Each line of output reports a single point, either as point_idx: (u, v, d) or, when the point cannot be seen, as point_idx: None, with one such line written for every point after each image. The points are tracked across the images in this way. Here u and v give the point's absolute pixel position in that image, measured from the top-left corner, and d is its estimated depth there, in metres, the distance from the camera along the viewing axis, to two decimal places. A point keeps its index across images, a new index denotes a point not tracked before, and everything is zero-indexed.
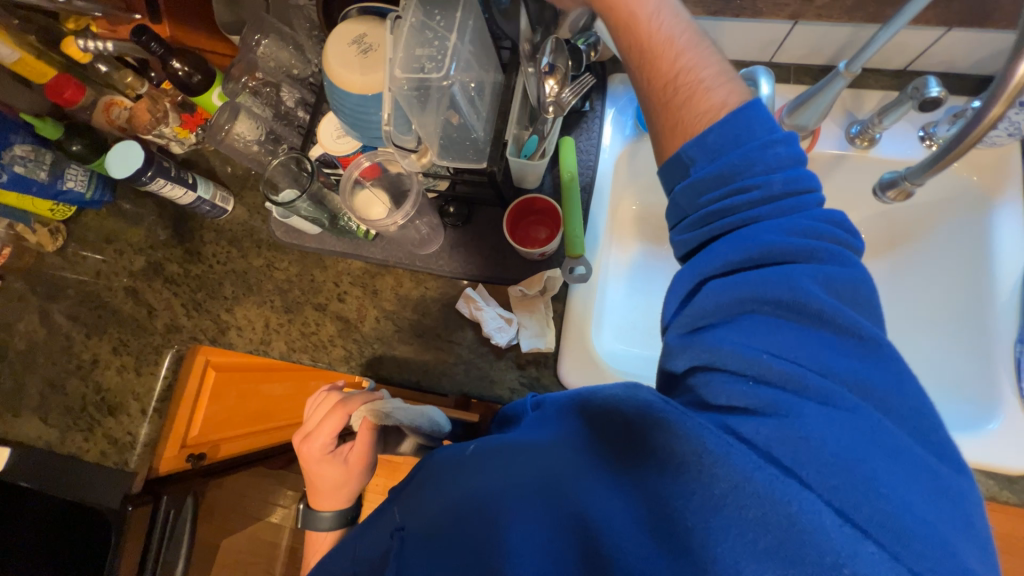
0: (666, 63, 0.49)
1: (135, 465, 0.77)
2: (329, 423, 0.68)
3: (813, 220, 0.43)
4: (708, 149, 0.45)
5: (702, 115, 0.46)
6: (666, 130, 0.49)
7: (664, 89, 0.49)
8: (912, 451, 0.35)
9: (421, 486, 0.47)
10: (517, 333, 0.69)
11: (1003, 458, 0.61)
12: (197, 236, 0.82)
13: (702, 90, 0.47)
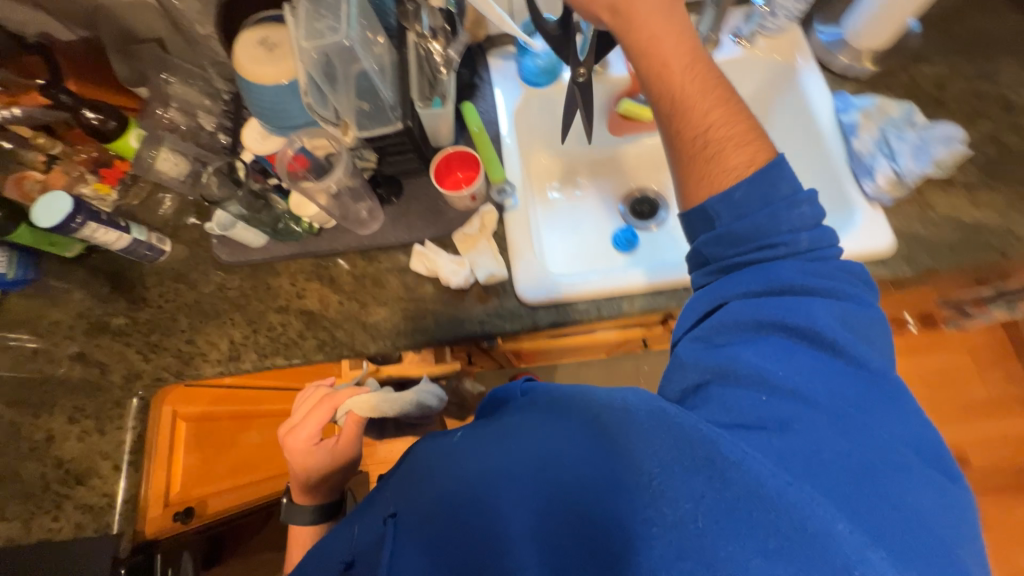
0: (696, 118, 0.56)
1: (120, 526, 0.72)
2: (311, 422, 0.71)
3: (791, 256, 0.52)
4: (734, 206, 0.53)
5: (730, 170, 0.54)
6: (691, 178, 0.56)
7: (691, 140, 0.56)
8: (916, 468, 0.41)
9: (414, 473, 0.48)
10: (472, 270, 0.75)
11: (866, 242, 0.72)
12: (138, 284, 0.83)
13: (729, 146, 0.55)
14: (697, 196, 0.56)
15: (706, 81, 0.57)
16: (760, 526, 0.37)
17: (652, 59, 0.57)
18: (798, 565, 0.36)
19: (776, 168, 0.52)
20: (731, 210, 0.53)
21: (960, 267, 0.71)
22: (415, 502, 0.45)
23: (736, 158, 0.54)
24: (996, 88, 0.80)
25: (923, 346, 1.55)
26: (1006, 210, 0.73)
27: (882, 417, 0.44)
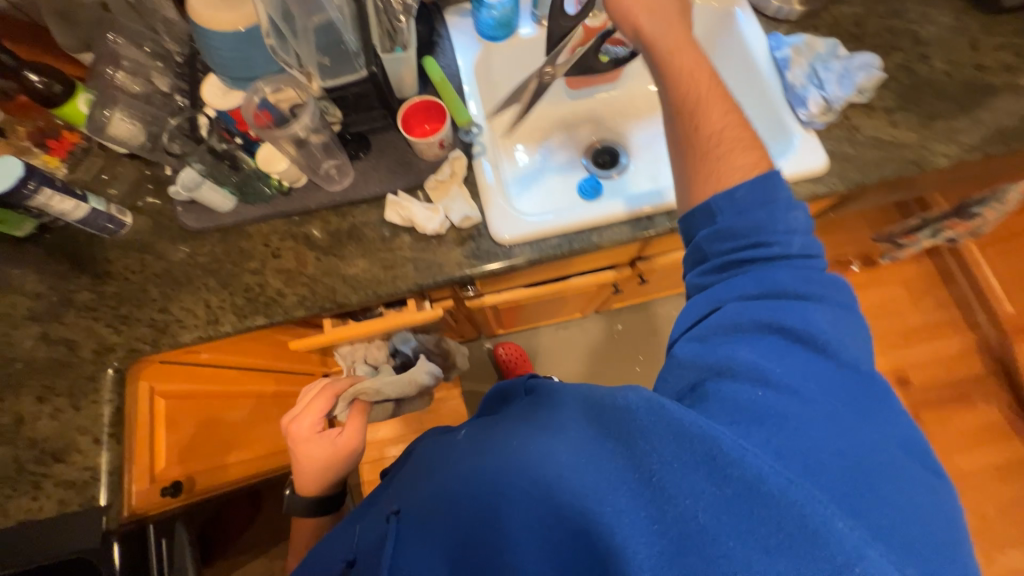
0: (713, 118, 0.60)
1: (107, 498, 0.70)
2: (317, 406, 0.73)
3: (785, 253, 0.52)
4: (736, 202, 0.54)
5: (735, 169, 0.56)
6: (696, 174, 0.59)
7: (698, 138, 0.59)
8: (906, 468, 0.42)
9: (415, 476, 0.50)
10: (446, 216, 0.78)
11: (804, 161, 0.79)
12: (101, 259, 0.81)
13: (736, 148, 0.58)
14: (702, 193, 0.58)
15: (715, 86, 0.62)
16: (761, 523, 0.36)
17: (665, 64, 0.62)
18: (800, 563, 0.35)
19: (776, 175, 0.55)
20: (728, 207, 0.55)
21: (884, 180, 0.80)
22: (416, 503, 0.47)
23: (740, 159, 0.57)
24: (906, 24, 0.89)
25: (865, 283, 1.71)
26: (920, 128, 0.82)
27: (880, 419, 0.44)
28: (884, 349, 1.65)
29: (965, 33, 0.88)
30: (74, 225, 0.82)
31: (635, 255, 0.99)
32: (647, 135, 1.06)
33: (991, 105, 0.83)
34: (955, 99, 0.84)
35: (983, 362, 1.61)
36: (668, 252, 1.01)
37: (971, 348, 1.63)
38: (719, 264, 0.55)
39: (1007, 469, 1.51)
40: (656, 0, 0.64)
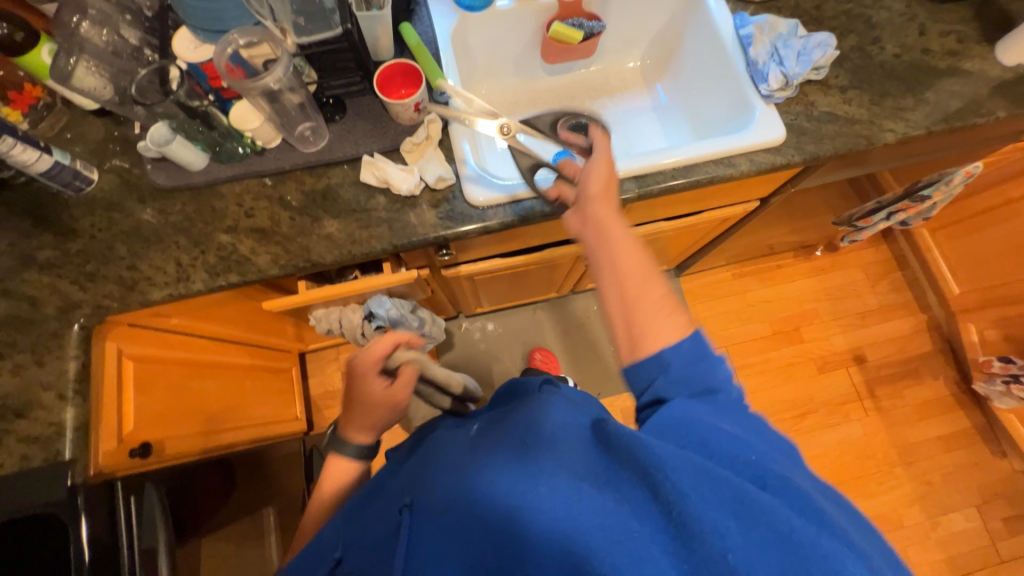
0: (638, 286, 0.58)
1: (72, 452, 0.70)
2: (361, 368, 0.72)
3: (729, 381, 0.54)
4: (682, 354, 0.53)
5: (664, 338, 0.55)
6: (630, 335, 0.57)
7: (635, 299, 0.57)
8: (880, 541, 0.44)
9: (429, 475, 0.56)
10: (421, 177, 0.79)
11: (764, 133, 0.84)
12: (65, 216, 0.79)
13: (660, 318, 0.56)
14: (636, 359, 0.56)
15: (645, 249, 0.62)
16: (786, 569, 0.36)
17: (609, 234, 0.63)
18: None
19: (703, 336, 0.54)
20: (675, 362, 0.53)
21: (838, 153, 0.85)
22: (428, 510, 0.51)
23: (672, 324, 0.55)
24: (862, 9, 0.95)
25: (827, 267, 1.81)
26: (871, 105, 0.87)
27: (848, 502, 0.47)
28: (845, 329, 1.74)
29: (913, 19, 0.94)
30: (37, 182, 0.80)
31: None
32: (619, 112, 1.10)
33: (935, 85, 0.89)
34: (903, 79, 0.89)
35: (932, 340, 1.73)
36: (638, 225, 1.05)
37: (922, 327, 1.74)
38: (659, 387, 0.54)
39: (952, 439, 1.63)
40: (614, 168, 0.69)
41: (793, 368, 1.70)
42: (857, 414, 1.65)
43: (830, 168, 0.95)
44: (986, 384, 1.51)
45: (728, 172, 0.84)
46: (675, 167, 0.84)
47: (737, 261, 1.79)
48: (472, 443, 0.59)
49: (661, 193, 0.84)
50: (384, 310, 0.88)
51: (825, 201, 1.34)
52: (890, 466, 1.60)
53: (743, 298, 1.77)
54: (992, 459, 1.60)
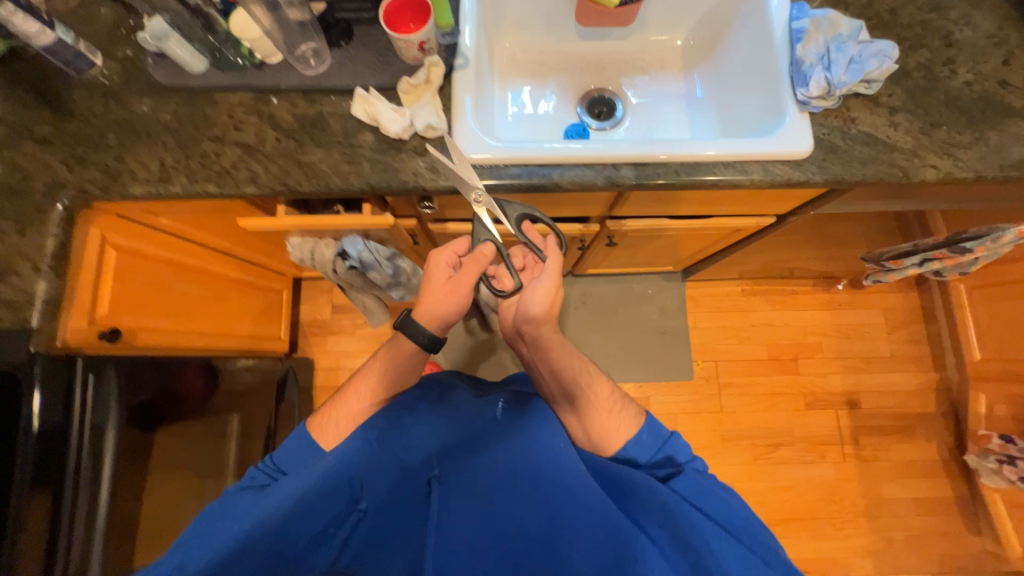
0: (589, 389, 0.75)
1: (37, 323, 0.74)
2: (440, 255, 0.75)
3: (690, 456, 0.71)
4: (648, 442, 0.70)
5: (617, 429, 0.71)
6: (588, 441, 0.74)
7: (595, 405, 0.73)
8: None
9: (470, 461, 0.74)
10: (411, 121, 0.76)
11: (789, 142, 0.76)
12: (66, 96, 0.80)
13: (609, 416, 0.72)
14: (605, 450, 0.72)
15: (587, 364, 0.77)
16: None
17: (551, 363, 0.76)
18: None
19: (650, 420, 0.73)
20: (638, 453, 0.70)
21: (866, 180, 0.76)
22: (468, 487, 0.71)
23: (622, 424, 0.72)
24: (942, 22, 0.84)
25: (846, 303, 1.71)
26: (919, 134, 0.78)
27: None
28: (845, 369, 1.66)
29: (1002, 44, 0.82)
30: (43, 58, 0.81)
31: (605, 212, 0.99)
32: (648, 93, 1.02)
33: (1003, 124, 0.78)
34: (967, 111, 0.79)
35: (936, 402, 1.63)
36: (638, 216, 1.01)
37: (929, 386, 1.65)
38: (661, 457, 0.70)
39: (927, 504, 1.56)
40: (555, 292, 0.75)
41: (778, 397, 1.64)
42: (834, 456, 1.60)
43: (857, 197, 0.87)
44: (977, 458, 1.42)
45: (737, 178, 0.77)
46: (680, 162, 0.78)
47: (750, 277, 1.70)
48: (501, 439, 0.75)
49: (659, 187, 0.78)
50: (356, 251, 0.88)
51: (855, 233, 1.24)
52: (853, 515, 1.55)
53: (746, 316, 1.70)
54: (963, 533, 1.54)
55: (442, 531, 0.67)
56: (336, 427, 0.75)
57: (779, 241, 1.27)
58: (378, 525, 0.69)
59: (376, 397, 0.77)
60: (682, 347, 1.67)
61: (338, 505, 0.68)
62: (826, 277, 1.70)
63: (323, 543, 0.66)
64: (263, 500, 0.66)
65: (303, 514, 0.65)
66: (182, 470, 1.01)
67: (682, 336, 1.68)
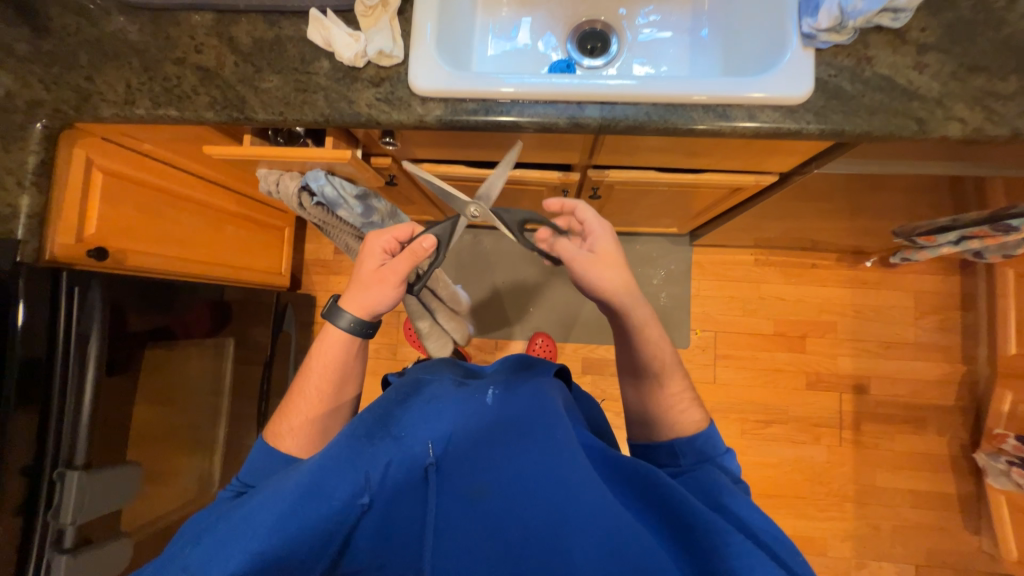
0: (665, 379, 0.75)
1: (24, 235, 0.80)
2: (378, 241, 0.77)
3: (736, 474, 0.69)
4: (695, 451, 0.69)
5: (690, 421, 0.73)
6: (650, 426, 0.75)
7: (671, 392, 0.75)
8: None
9: (473, 453, 0.62)
10: (366, 48, 0.72)
11: (785, 86, 0.67)
12: (41, 12, 0.81)
13: (683, 407, 0.74)
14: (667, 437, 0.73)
15: (668, 351, 0.76)
16: None
17: (632, 344, 0.75)
18: None
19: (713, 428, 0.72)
20: (685, 452, 0.69)
21: (874, 133, 0.66)
22: (462, 477, 0.61)
23: (688, 420, 0.73)
24: None
25: (873, 282, 1.56)
26: (951, 79, 0.66)
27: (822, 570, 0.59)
28: (856, 352, 1.55)
29: None
30: None
31: (585, 160, 0.93)
32: (648, 27, 0.91)
33: None
34: (1018, 53, 0.66)
35: (956, 395, 1.51)
36: (623, 166, 0.93)
37: (952, 379, 1.52)
38: (701, 457, 0.69)
39: (924, 498, 1.49)
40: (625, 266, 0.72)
41: (778, 374, 1.56)
42: (829, 440, 1.53)
43: (872, 154, 0.76)
44: (988, 457, 1.33)
45: (717, 124, 0.69)
46: (654, 103, 0.70)
47: (765, 246, 1.58)
48: (504, 428, 0.64)
49: (627, 130, 0.71)
50: (319, 186, 0.87)
51: (882, 204, 1.11)
52: (840, 500, 1.51)
53: (755, 288, 1.59)
54: (959, 532, 1.47)
55: (447, 532, 0.57)
56: (293, 433, 0.75)
57: (792, 207, 1.15)
58: (383, 522, 0.60)
59: (324, 390, 0.76)
60: (680, 314, 1.60)
61: (335, 503, 0.57)
62: (853, 252, 1.55)
63: (321, 548, 0.57)
64: (254, 505, 0.57)
65: (298, 519, 0.55)
66: (178, 395, 1.11)
67: (682, 304, 1.61)
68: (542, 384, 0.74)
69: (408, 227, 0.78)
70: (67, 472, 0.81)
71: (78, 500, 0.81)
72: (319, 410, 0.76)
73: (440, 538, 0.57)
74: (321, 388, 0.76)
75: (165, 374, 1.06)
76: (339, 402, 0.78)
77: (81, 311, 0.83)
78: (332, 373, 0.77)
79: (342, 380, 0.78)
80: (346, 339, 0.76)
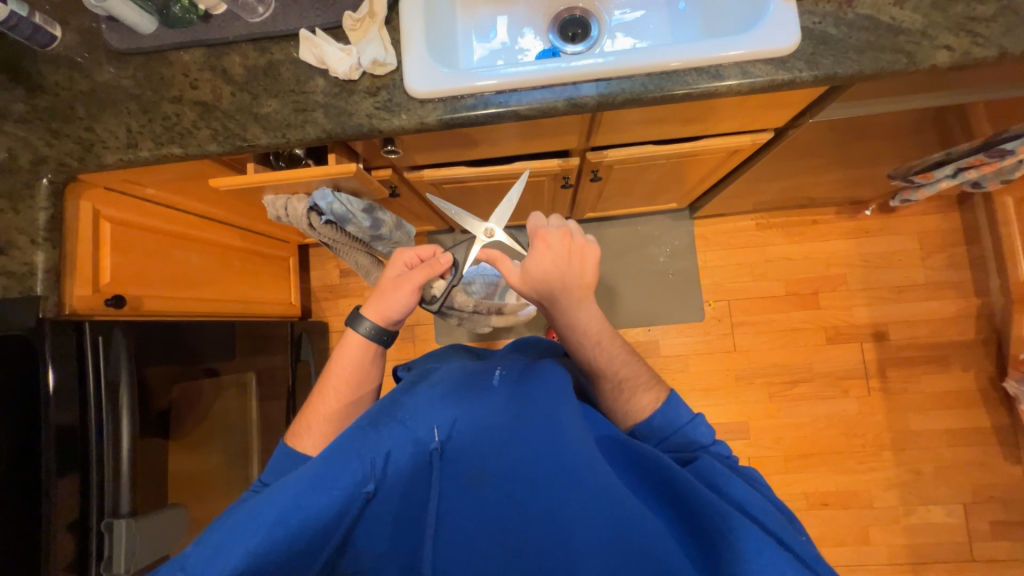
0: (612, 366, 0.76)
1: (42, 291, 0.80)
2: (402, 254, 0.81)
3: (712, 441, 0.70)
4: (656, 429, 0.70)
5: (647, 405, 0.73)
6: (610, 412, 0.77)
7: (623, 376, 0.76)
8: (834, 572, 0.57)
9: (477, 438, 0.62)
10: (359, 60, 0.74)
11: (771, 39, 0.68)
12: (33, 71, 0.82)
13: (636, 390, 0.75)
14: (629, 423, 0.73)
15: (610, 336, 0.77)
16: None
17: (573, 333, 0.78)
18: None
19: (676, 399, 0.72)
20: (651, 436, 0.70)
21: (864, 72, 0.67)
22: (466, 461, 0.61)
23: (640, 405, 0.73)
24: None
25: (875, 230, 1.57)
26: (930, 10, 0.68)
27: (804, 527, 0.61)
28: (871, 301, 1.56)
29: None
30: (8, 37, 0.83)
31: (583, 143, 0.94)
32: (624, 6, 0.93)
33: None
34: None
35: (976, 329, 1.52)
36: (620, 145, 0.95)
37: (968, 313, 1.52)
38: (673, 431, 0.70)
39: (959, 435, 1.49)
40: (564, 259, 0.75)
41: (798, 333, 1.56)
42: (857, 391, 1.53)
43: (864, 94, 0.77)
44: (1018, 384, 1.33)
45: (713, 85, 0.70)
46: (648, 74, 0.71)
47: (764, 209, 1.60)
48: (511, 414, 0.63)
49: (625, 104, 0.72)
50: (327, 204, 0.87)
51: (878, 150, 1.12)
52: (878, 449, 1.50)
53: (761, 252, 1.60)
54: (1001, 464, 1.47)
55: (449, 515, 0.58)
56: (308, 429, 0.74)
57: (789, 166, 1.17)
58: (383, 511, 0.59)
59: (347, 389, 0.77)
60: (691, 288, 1.61)
61: (337, 495, 0.56)
62: (852, 203, 1.57)
63: (324, 541, 0.56)
64: (255, 502, 0.55)
65: (301, 511, 0.54)
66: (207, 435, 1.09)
67: (691, 277, 1.61)
68: (549, 367, 0.72)
69: (432, 248, 0.83)
70: (114, 521, 0.80)
71: (130, 548, 0.80)
72: (339, 410, 0.76)
73: (443, 521, 0.57)
74: (339, 387, 0.77)
75: (192, 424, 1.05)
76: (354, 404, 0.77)
77: (102, 359, 0.83)
78: (350, 373, 0.78)
79: (360, 380, 0.78)
80: (363, 343, 0.78)
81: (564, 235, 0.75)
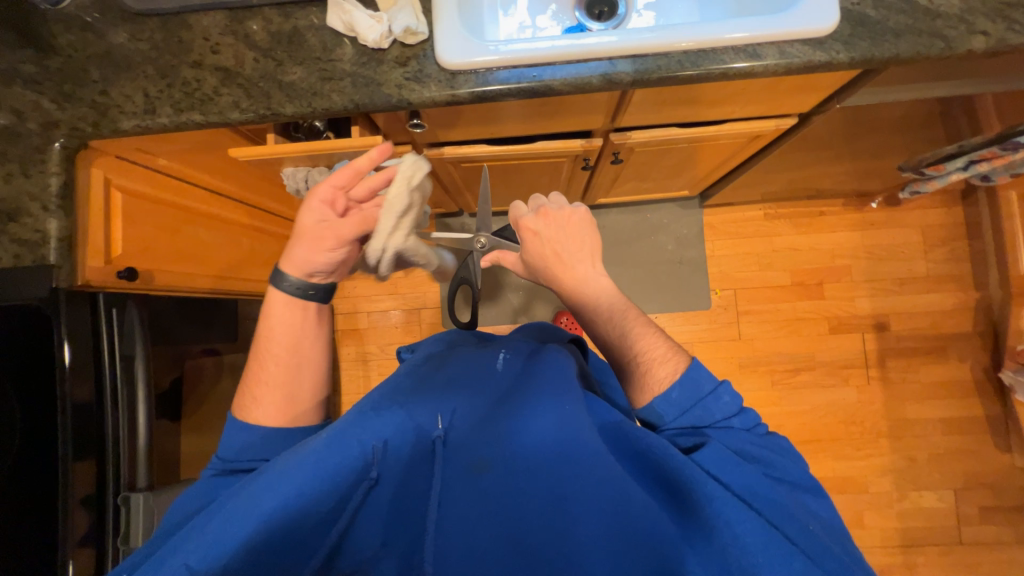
0: (624, 341, 0.72)
1: (56, 260, 0.76)
2: (318, 193, 0.66)
3: (729, 412, 0.64)
4: (675, 405, 0.64)
5: (664, 379, 0.66)
6: (630, 392, 0.71)
7: (638, 348, 0.71)
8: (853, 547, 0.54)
9: (482, 427, 0.62)
10: (390, 28, 0.72)
11: (808, 20, 0.68)
12: (43, 31, 0.78)
13: (654, 364, 0.68)
14: (644, 401, 0.68)
15: (618, 307, 0.74)
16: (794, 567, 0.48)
17: (580, 311, 0.77)
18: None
19: (696, 367, 0.66)
20: (666, 411, 0.64)
21: (900, 56, 0.67)
22: (468, 450, 0.60)
23: (657, 378, 0.67)
24: None
25: (880, 222, 1.59)
26: None
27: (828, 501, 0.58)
28: (874, 292, 1.58)
29: None
30: None
31: (607, 123, 0.94)
32: None
33: None
34: None
35: (974, 321, 1.55)
36: (643, 127, 0.94)
37: (967, 306, 1.56)
38: (689, 405, 0.64)
39: (954, 424, 1.53)
40: (558, 239, 0.77)
41: (801, 322, 1.59)
42: (857, 380, 1.56)
43: (895, 80, 0.77)
44: (1014, 374, 1.37)
45: (751, 64, 0.69)
46: (683, 52, 0.70)
47: (773, 200, 1.61)
48: (513, 409, 0.63)
49: (660, 82, 0.71)
50: None
51: (893, 142, 1.13)
52: (875, 436, 1.54)
53: (769, 242, 1.62)
54: (992, 451, 1.52)
55: (450, 504, 0.56)
56: (256, 400, 0.70)
57: (805, 156, 1.17)
58: (385, 500, 0.56)
59: (285, 357, 0.71)
60: (698, 277, 1.62)
61: (341, 482, 0.54)
62: (859, 196, 1.58)
63: (321, 537, 0.53)
64: (257, 485, 0.53)
65: (300, 500, 0.52)
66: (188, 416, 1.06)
67: (700, 266, 1.62)
68: (550, 360, 0.72)
69: (352, 177, 0.66)
70: (131, 495, 0.78)
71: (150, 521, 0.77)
72: (283, 378, 0.71)
73: (445, 509, 0.55)
74: (278, 356, 0.70)
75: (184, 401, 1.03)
76: (300, 370, 0.72)
77: (112, 330, 0.82)
78: (289, 340, 0.71)
79: (302, 346, 0.72)
80: (290, 303, 0.70)
81: (545, 215, 0.78)
